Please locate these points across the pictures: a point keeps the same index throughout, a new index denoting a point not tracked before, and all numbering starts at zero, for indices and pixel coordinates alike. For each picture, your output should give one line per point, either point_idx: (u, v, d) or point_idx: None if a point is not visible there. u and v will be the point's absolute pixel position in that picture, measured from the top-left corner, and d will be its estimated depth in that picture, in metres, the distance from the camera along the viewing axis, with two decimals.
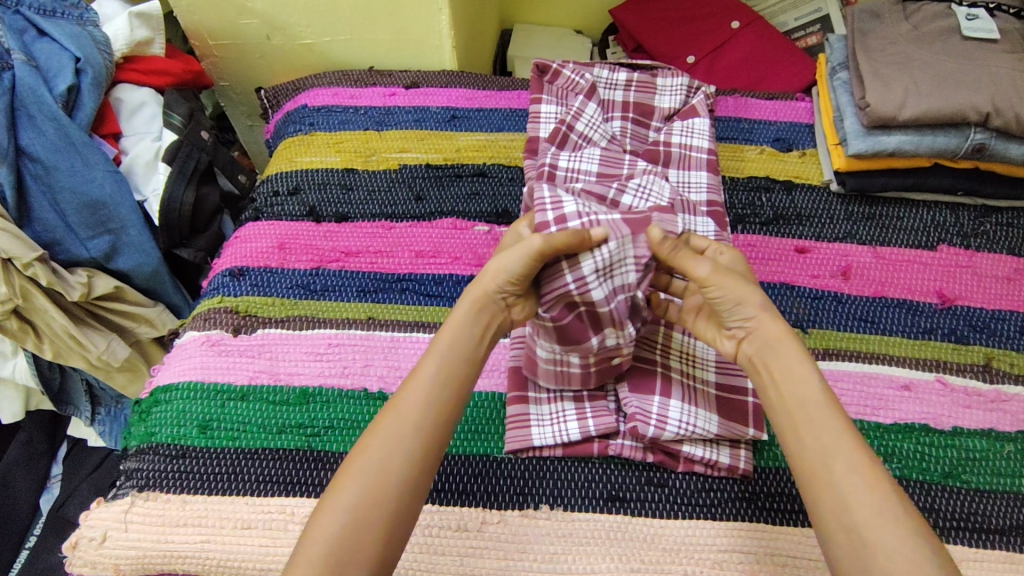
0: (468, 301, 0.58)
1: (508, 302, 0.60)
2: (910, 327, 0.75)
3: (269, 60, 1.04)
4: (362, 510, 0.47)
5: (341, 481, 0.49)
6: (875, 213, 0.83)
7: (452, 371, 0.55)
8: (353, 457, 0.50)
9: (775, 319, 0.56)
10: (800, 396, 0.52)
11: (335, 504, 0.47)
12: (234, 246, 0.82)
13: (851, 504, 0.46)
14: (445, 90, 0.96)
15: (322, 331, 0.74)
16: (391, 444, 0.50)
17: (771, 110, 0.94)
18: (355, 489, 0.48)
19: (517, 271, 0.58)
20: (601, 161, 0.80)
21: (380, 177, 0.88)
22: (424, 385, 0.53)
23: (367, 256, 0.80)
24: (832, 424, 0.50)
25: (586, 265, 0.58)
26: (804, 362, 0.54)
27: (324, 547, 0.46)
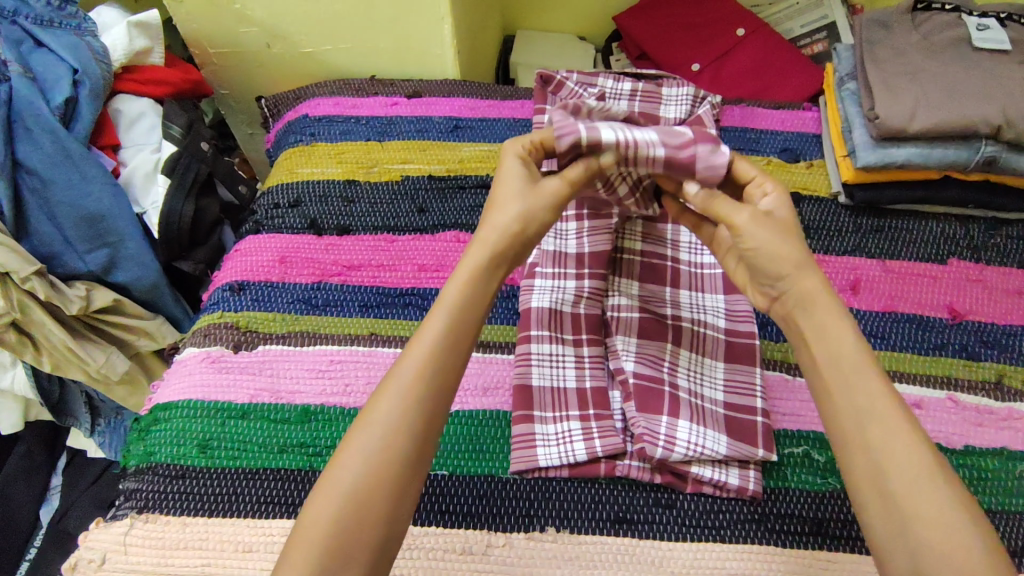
0: (482, 246, 0.54)
1: (515, 256, 0.56)
2: (920, 343, 0.74)
3: (270, 69, 1.03)
4: (364, 492, 0.45)
5: (341, 460, 0.46)
6: (884, 226, 0.82)
7: (455, 331, 0.51)
8: (352, 433, 0.47)
9: (812, 270, 0.53)
10: (833, 353, 0.50)
11: (334, 489, 0.45)
12: (234, 259, 0.81)
13: (888, 471, 0.45)
14: (447, 100, 0.95)
15: (324, 347, 0.73)
16: (394, 412, 0.47)
17: (778, 120, 0.93)
18: (355, 471, 0.46)
19: (543, 215, 0.56)
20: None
21: (382, 189, 0.87)
22: (426, 354, 0.49)
23: (369, 270, 0.79)
24: (869, 383, 0.48)
25: None
26: (839, 316, 0.51)
27: (325, 533, 0.44)
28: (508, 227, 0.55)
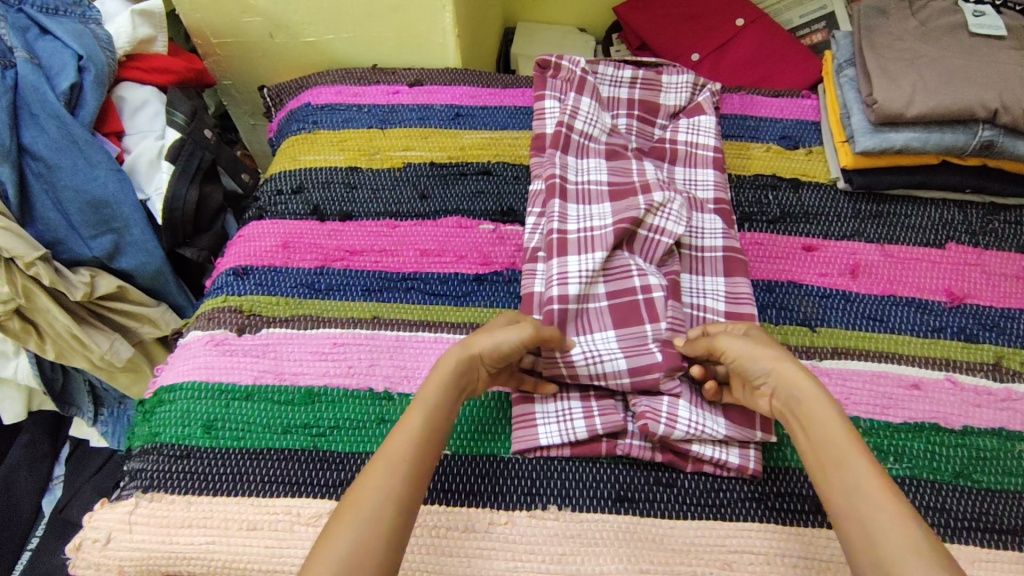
0: (459, 353, 0.60)
1: (480, 370, 0.62)
2: (920, 326, 0.74)
3: (273, 59, 1.04)
4: (356, 555, 0.47)
5: (337, 527, 0.48)
6: (883, 211, 0.83)
7: (427, 431, 0.56)
8: (344, 507, 0.50)
9: (795, 368, 0.58)
10: (825, 441, 0.53)
11: (330, 553, 0.47)
12: (238, 245, 0.81)
13: (874, 538, 0.46)
14: (448, 88, 0.96)
15: (327, 330, 0.74)
16: (386, 488, 0.51)
17: (777, 108, 0.94)
18: (353, 536, 0.48)
19: (502, 347, 0.62)
20: (609, 172, 0.80)
21: (384, 175, 0.87)
22: (412, 438, 0.55)
23: (371, 255, 0.80)
24: (855, 461, 0.51)
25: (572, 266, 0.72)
26: (833, 411, 0.54)
27: None
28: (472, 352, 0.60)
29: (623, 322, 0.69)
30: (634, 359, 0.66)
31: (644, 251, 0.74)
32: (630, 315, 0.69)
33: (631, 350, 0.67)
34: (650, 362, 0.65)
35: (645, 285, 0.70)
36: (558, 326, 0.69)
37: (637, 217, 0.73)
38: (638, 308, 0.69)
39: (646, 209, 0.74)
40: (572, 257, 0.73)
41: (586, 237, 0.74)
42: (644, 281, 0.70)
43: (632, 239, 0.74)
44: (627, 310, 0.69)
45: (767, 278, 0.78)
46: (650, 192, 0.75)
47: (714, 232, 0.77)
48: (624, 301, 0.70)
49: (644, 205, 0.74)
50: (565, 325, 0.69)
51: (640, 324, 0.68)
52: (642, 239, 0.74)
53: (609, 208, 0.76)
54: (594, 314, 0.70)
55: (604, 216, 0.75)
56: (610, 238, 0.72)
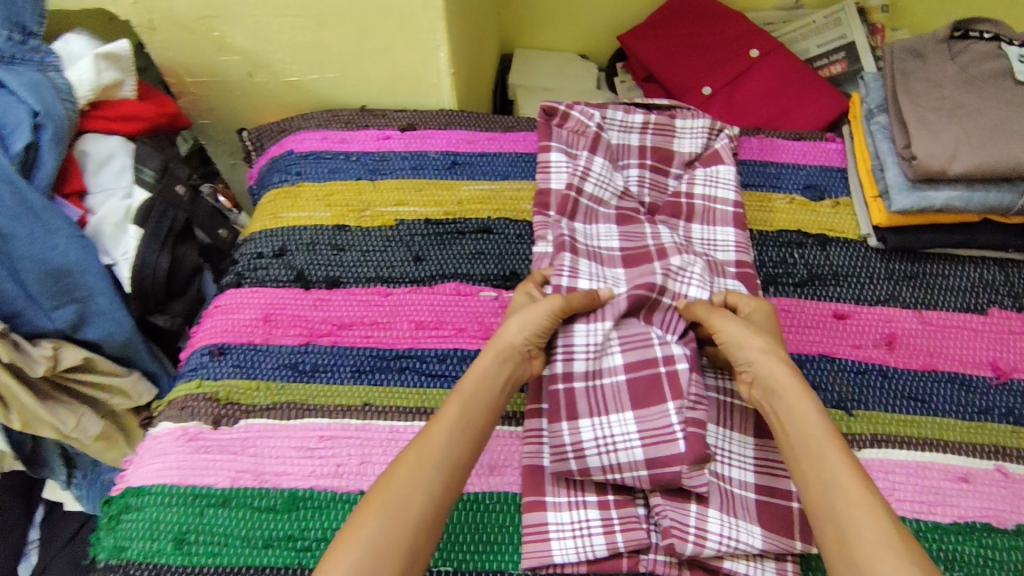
0: (490, 351, 0.61)
1: (530, 353, 0.63)
2: (964, 407, 0.68)
3: (253, 99, 0.96)
4: (381, 544, 0.48)
5: (359, 519, 0.50)
6: (919, 272, 0.76)
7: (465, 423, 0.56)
8: (374, 495, 0.51)
9: (777, 354, 0.58)
10: (803, 432, 0.53)
11: (356, 540, 0.48)
12: (214, 317, 0.74)
13: (848, 530, 0.47)
14: (444, 133, 0.89)
15: (313, 420, 0.66)
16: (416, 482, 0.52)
17: (800, 152, 0.87)
18: (378, 524, 0.49)
19: (539, 325, 0.62)
20: (622, 238, 0.75)
21: (375, 235, 0.80)
22: (450, 428, 0.56)
23: (361, 328, 0.73)
24: (831, 455, 0.51)
25: (578, 337, 0.65)
26: (806, 397, 0.55)
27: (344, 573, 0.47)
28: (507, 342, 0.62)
29: (643, 401, 0.62)
30: (653, 449, 0.59)
31: (664, 322, 0.67)
32: (652, 392, 0.62)
33: (651, 438, 0.60)
34: (674, 453, 0.58)
35: (668, 355, 0.63)
36: (565, 410, 0.62)
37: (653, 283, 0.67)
38: (661, 385, 0.62)
39: (663, 275, 0.68)
40: (581, 326, 0.66)
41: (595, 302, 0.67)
42: (667, 350, 0.64)
43: (655, 309, 0.67)
44: (646, 387, 0.62)
45: (795, 351, 0.71)
46: (666, 257, 0.71)
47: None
48: (645, 375, 0.63)
49: (660, 269, 0.69)
50: (574, 404, 0.63)
51: (661, 403, 0.61)
52: (665, 309, 0.68)
53: (621, 273, 0.72)
54: (610, 391, 0.63)
55: (618, 280, 0.71)
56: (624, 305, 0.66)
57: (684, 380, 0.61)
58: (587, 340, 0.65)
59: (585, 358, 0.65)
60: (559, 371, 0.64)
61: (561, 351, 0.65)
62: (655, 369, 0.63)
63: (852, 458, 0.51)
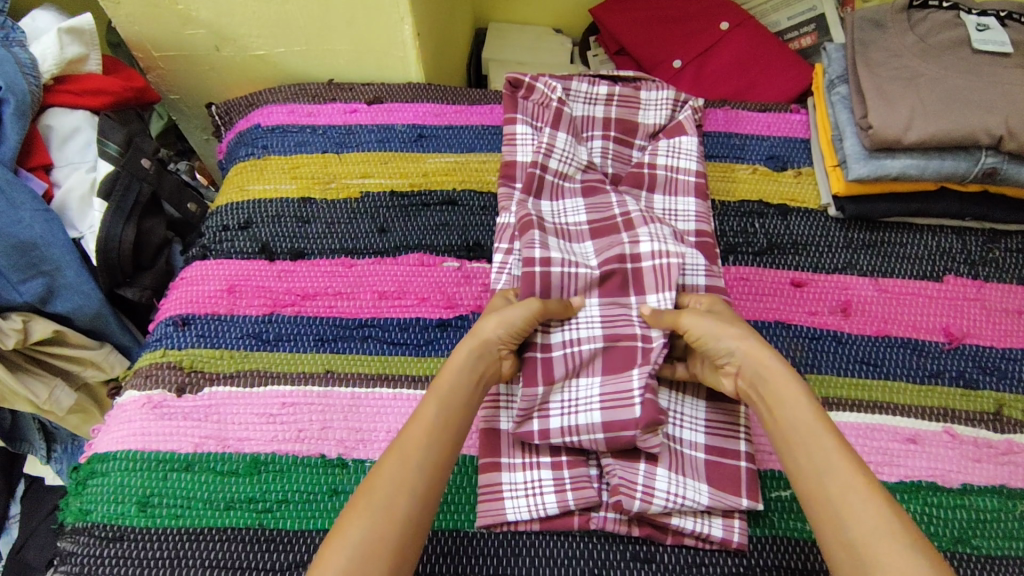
0: (468, 345, 0.59)
1: (501, 354, 0.61)
2: (916, 371, 0.69)
3: (221, 74, 0.96)
4: (370, 547, 0.48)
5: (343, 527, 0.49)
6: (877, 240, 0.77)
7: (445, 420, 0.55)
8: (361, 495, 0.50)
9: (762, 344, 0.57)
10: (792, 418, 0.52)
11: (342, 546, 0.47)
12: (180, 288, 0.75)
13: (846, 520, 0.46)
14: (411, 106, 0.89)
15: (276, 388, 0.68)
16: (393, 488, 0.51)
17: (763, 124, 0.87)
18: (364, 526, 0.48)
19: (517, 326, 0.60)
20: (589, 210, 0.75)
21: (340, 207, 0.81)
22: (428, 426, 0.54)
23: (326, 299, 0.74)
24: (823, 440, 0.50)
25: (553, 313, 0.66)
26: (794, 384, 0.54)
27: None
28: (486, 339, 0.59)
29: (613, 369, 0.62)
30: (611, 412, 0.60)
31: (658, 277, 0.66)
32: (622, 361, 0.62)
33: (610, 401, 0.61)
34: (627, 418, 0.59)
35: (645, 332, 0.63)
36: (542, 377, 0.62)
37: (622, 254, 0.68)
38: (632, 355, 0.62)
39: (631, 244, 0.68)
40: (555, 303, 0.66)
41: (570, 275, 0.66)
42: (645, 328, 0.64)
43: (639, 276, 0.67)
44: (619, 357, 0.63)
45: (753, 318, 0.72)
46: (635, 228, 0.70)
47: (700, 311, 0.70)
48: (621, 346, 0.63)
49: (627, 240, 0.69)
50: (550, 372, 0.62)
51: (627, 369, 0.62)
52: (649, 271, 0.67)
53: (590, 248, 0.71)
54: (587, 355, 0.63)
55: (587, 255, 0.70)
56: (597, 277, 0.67)
57: (655, 351, 0.62)
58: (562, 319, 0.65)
59: (563, 330, 0.65)
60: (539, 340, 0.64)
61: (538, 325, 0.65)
62: (632, 341, 0.63)
63: (845, 443, 0.50)
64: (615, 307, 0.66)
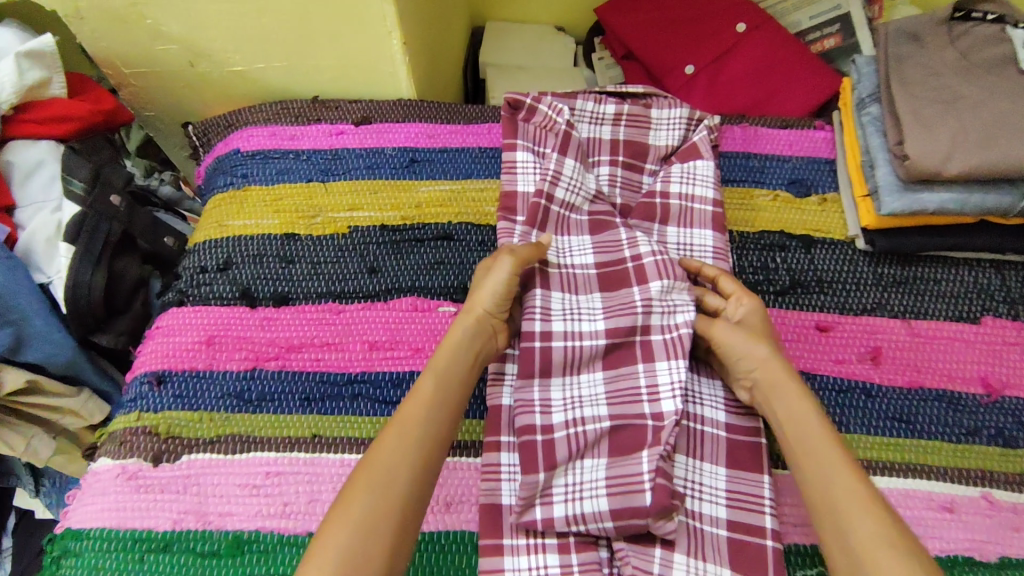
0: (462, 327, 0.60)
1: (496, 328, 0.62)
2: (952, 428, 0.64)
3: (197, 89, 0.88)
4: (373, 520, 0.48)
5: (350, 499, 0.49)
6: (908, 277, 0.71)
7: (442, 399, 0.56)
8: (361, 469, 0.50)
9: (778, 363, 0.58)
10: (801, 431, 0.54)
11: (346, 517, 0.48)
12: (155, 340, 0.70)
13: (848, 528, 0.48)
14: (402, 127, 0.82)
15: (260, 454, 0.63)
16: (397, 462, 0.51)
17: (785, 142, 0.80)
18: (369, 497, 0.49)
19: (501, 290, 0.61)
20: (596, 251, 0.69)
21: (326, 244, 0.74)
22: (427, 402, 0.55)
23: (312, 351, 0.68)
24: (830, 455, 0.52)
25: (555, 391, 0.62)
26: (801, 400, 0.56)
27: (339, 554, 0.46)
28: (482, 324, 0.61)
29: (620, 450, 0.57)
30: (619, 499, 0.55)
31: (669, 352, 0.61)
32: (631, 443, 0.58)
33: (618, 487, 0.55)
34: (639, 506, 0.54)
35: (655, 411, 0.59)
36: (541, 461, 0.58)
37: (634, 323, 0.62)
38: (642, 436, 0.57)
39: (644, 311, 0.62)
40: (558, 380, 0.62)
41: (574, 349, 0.62)
42: (654, 406, 0.59)
43: (650, 350, 0.62)
44: (627, 438, 0.58)
45: None
46: (647, 281, 0.64)
47: (715, 402, 0.63)
48: (632, 427, 0.58)
49: (640, 303, 0.63)
50: (551, 453, 0.58)
51: (636, 454, 0.57)
52: (659, 343, 0.61)
53: (598, 300, 0.66)
54: (591, 438, 0.59)
55: (593, 314, 0.64)
56: (604, 347, 0.62)
57: (666, 431, 0.57)
58: (565, 405, 0.61)
59: (564, 409, 0.61)
60: (538, 422, 0.60)
61: (538, 405, 0.61)
62: (641, 421, 0.58)
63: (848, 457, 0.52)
64: (621, 378, 0.61)
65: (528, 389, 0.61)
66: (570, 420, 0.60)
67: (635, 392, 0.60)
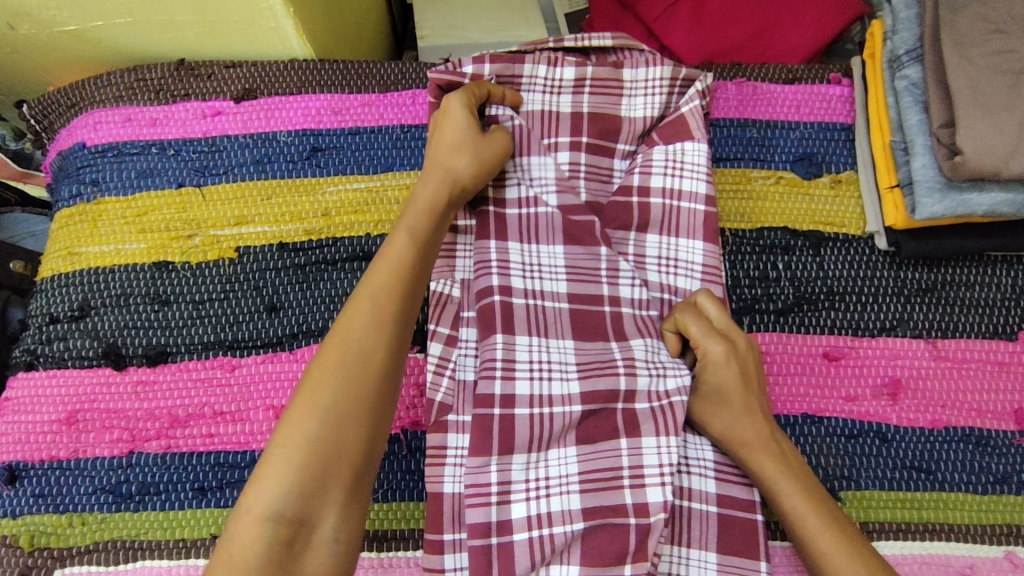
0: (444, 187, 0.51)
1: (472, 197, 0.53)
2: (978, 475, 0.54)
3: (26, 56, 0.65)
4: (345, 403, 0.41)
5: (314, 382, 0.42)
6: (935, 283, 0.58)
7: (415, 264, 0.47)
8: (331, 342, 0.43)
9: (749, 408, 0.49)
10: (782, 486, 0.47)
11: (315, 398, 0.41)
12: (5, 420, 0.55)
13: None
14: (298, 102, 0.63)
15: (149, 564, 0.51)
16: (370, 338, 0.43)
17: (791, 103, 0.63)
18: (340, 373, 0.42)
19: (487, 163, 0.53)
20: (568, 271, 0.55)
21: (210, 274, 0.58)
22: (401, 262, 0.46)
23: (203, 423, 0.54)
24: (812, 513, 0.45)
25: (516, 472, 0.49)
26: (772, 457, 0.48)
27: (309, 441, 0.40)
28: (457, 179, 0.51)
29: (597, 557, 0.46)
30: None
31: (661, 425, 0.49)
32: (608, 547, 0.46)
33: None
34: None
35: (638, 502, 0.47)
36: (497, 574, 0.47)
37: (614, 388, 0.51)
38: (623, 537, 0.46)
39: (626, 373, 0.51)
40: (522, 457, 0.49)
41: (541, 419, 0.50)
42: (637, 495, 0.47)
43: (635, 421, 0.50)
44: (605, 537, 0.47)
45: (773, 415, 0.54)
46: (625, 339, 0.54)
47: (703, 469, 0.51)
48: (611, 523, 0.47)
49: (621, 363, 0.52)
50: (510, 562, 0.47)
51: (616, 565, 0.46)
52: (644, 413, 0.50)
53: (571, 347, 0.53)
54: (559, 542, 0.47)
55: (567, 366, 0.52)
56: (578, 416, 0.50)
57: (653, 535, 0.46)
58: (528, 493, 0.49)
59: (527, 497, 0.48)
60: (493, 519, 0.47)
61: (494, 493, 0.48)
62: (622, 519, 0.47)
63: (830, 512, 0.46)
64: (600, 457, 0.49)
65: (483, 472, 0.48)
66: (532, 518, 0.48)
67: (613, 474, 0.48)
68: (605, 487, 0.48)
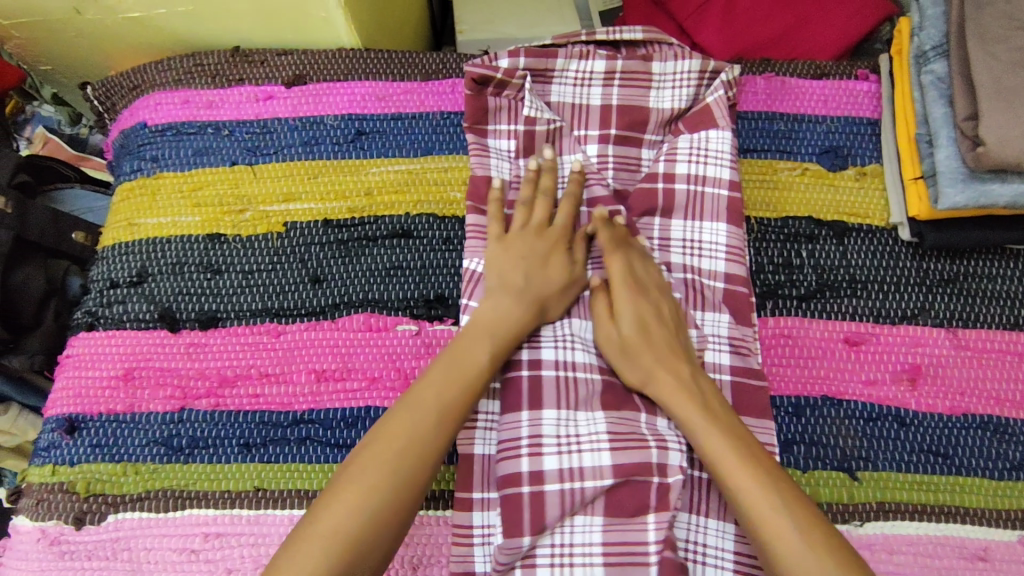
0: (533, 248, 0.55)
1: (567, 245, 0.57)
2: (994, 461, 0.55)
3: (93, 40, 0.70)
4: (426, 441, 0.45)
5: (398, 419, 0.46)
6: (957, 274, 0.60)
7: (507, 324, 0.52)
8: (421, 386, 0.48)
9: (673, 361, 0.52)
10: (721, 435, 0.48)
11: (401, 432, 0.45)
12: (67, 376, 0.59)
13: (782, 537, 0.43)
14: (344, 87, 0.67)
15: (197, 512, 0.55)
16: (458, 388, 0.48)
17: (818, 98, 0.65)
18: (424, 412, 0.46)
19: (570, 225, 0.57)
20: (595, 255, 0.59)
21: (260, 246, 0.62)
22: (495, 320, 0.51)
23: (249, 384, 0.58)
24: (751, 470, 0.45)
25: (546, 428, 0.51)
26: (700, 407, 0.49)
27: (390, 468, 0.44)
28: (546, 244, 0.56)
29: (621, 511, 0.49)
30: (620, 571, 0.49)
31: None
32: (632, 501, 0.49)
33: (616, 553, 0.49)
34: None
35: (662, 462, 0.50)
36: (528, 522, 0.48)
37: None
38: (645, 494, 0.49)
39: None
40: (552, 414, 0.52)
41: (568, 385, 0.53)
42: (662, 456, 0.50)
43: None
44: (629, 492, 0.50)
45: (793, 396, 0.56)
46: None
47: None
48: (636, 481, 0.49)
49: None
50: (541, 511, 0.48)
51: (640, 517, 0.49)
52: None
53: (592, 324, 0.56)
54: (589, 494, 0.49)
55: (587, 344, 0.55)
56: (600, 385, 0.54)
57: (674, 492, 0.49)
58: (558, 446, 0.51)
59: (558, 450, 0.50)
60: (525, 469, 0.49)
61: (525, 446, 0.50)
62: (647, 476, 0.49)
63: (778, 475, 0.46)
64: (626, 420, 0.51)
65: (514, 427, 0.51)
66: (563, 469, 0.50)
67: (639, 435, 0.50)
68: (631, 445, 0.50)
